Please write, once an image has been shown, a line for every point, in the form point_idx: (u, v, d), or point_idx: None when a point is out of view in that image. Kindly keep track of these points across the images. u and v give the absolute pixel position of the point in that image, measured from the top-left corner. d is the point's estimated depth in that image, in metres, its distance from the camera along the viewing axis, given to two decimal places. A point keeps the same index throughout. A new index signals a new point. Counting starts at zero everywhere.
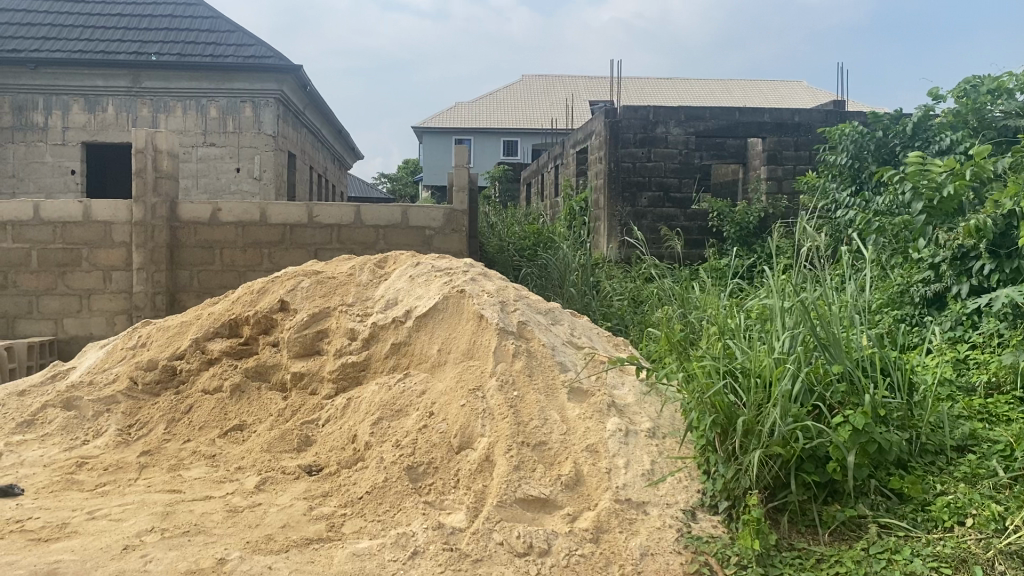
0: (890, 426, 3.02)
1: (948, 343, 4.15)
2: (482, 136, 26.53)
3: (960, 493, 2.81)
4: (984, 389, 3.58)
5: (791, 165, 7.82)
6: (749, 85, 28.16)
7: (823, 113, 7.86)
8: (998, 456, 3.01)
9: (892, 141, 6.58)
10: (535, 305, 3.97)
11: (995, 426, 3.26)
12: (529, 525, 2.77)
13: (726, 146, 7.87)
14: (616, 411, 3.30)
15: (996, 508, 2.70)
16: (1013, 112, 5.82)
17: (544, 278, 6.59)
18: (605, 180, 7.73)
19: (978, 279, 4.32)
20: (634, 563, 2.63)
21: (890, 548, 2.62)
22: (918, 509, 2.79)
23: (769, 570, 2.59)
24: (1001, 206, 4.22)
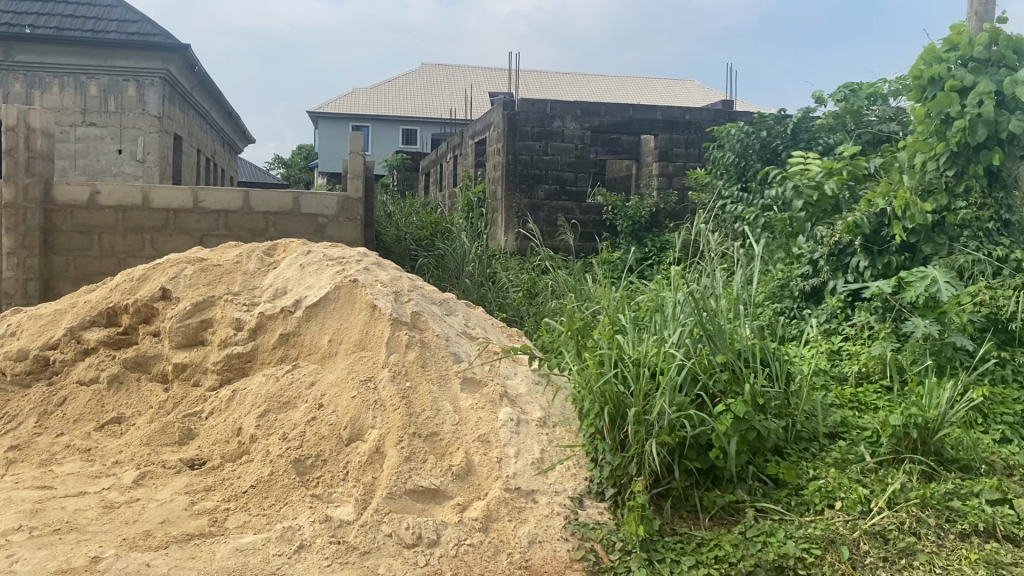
0: (767, 414, 3.15)
1: (824, 335, 4.31)
2: (380, 123, 26.20)
3: (830, 477, 2.97)
4: (856, 379, 3.76)
5: (681, 162, 8.00)
6: (644, 82, 28.74)
7: (713, 112, 8.12)
8: (866, 443, 3.19)
9: (774, 142, 6.78)
10: (429, 295, 3.95)
11: (864, 413, 3.45)
12: (418, 516, 2.75)
13: (621, 142, 8.09)
14: (508, 401, 3.33)
15: (862, 491, 2.86)
16: (887, 117, 6.34)
17: (440, 269, 6.53)
18: (502, 172, 7.73)
19: (852, 274, 4.54)
20: (522, 551, 2.66)
21: (765, 531, 2.73)
22: (792, 493, 2.93)
23: (653, 555, 2.66)
24: (874, 205, 4.58)
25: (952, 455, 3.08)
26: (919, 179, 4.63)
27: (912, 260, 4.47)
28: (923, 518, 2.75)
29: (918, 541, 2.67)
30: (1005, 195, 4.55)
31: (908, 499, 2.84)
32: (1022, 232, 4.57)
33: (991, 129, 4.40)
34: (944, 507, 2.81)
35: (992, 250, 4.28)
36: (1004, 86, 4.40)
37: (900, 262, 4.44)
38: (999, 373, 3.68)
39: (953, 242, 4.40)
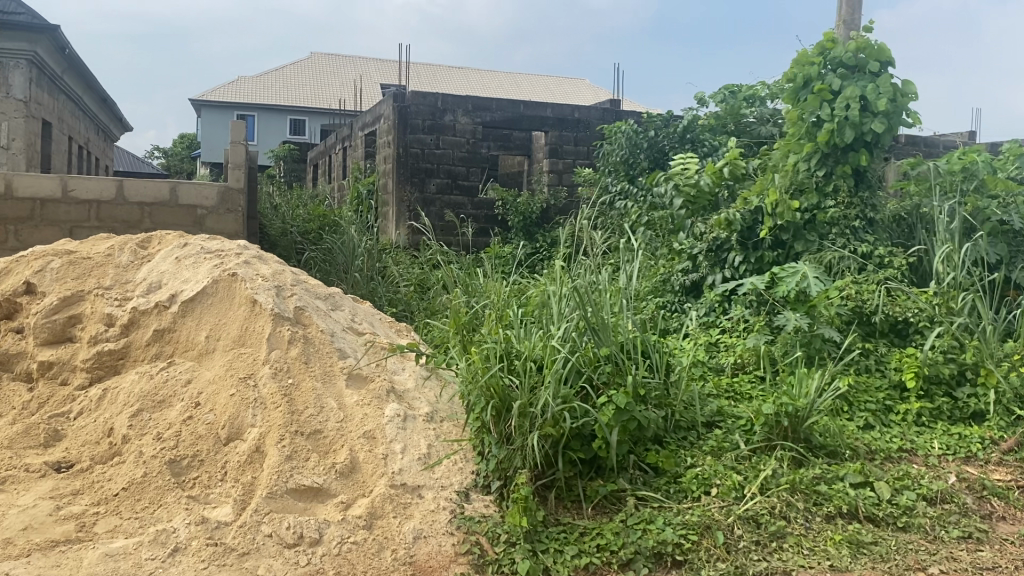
0: (648, 405, 3.24)
1: (702, 328, 4.45)
2: (267, 113, 25.51)
3: (706, 465, 3.08)
4: (732, 369, 3.92)
5: (570, 160, 8.14)
6: (536, 80, 29.02)
7: (601, 111, 8.28)
8: (740, 431, 3.33)
9: (662, 141, 6.79)
10: (314, 290, 3.88)
11: (739, 403, 3.59)
12: (300, 515, 2.70)
13: (513, 138, 8.09)
14: (394, 396, 3.30)
15: (736, 478, 2.98)
16: (764, 119, 6.71)
17: (328, 263, 6.40)
18: (393, 165, 7.62)
19: (730, 269, 4.72)
20: (407, 547, 2.65)
21: (645, 518, 2.81)
22: (671, 481, 3.03)
23: (537, 546, 2.69)
24: (750, 203, 4.79)
25: (820, 442, 3.24)
26: (792, 179, 4.83)
27: (784, 255, 4.69)
28: (793, 502, 2.89)
29: (788, 524, 2.80)
30: (869, 195, 4.82)
31: (779, 484, 2.98)
32: (884, 229, 4.84)
33: (857, 131, 4.65)
34: (812, 491, 2.96)
35: (858, 247, 4.52)
36: (868, 92, 4.63)
37: (773, 257, 4.66)
38: (864, 363, 3.90)
39: (823, 239, 4.65)
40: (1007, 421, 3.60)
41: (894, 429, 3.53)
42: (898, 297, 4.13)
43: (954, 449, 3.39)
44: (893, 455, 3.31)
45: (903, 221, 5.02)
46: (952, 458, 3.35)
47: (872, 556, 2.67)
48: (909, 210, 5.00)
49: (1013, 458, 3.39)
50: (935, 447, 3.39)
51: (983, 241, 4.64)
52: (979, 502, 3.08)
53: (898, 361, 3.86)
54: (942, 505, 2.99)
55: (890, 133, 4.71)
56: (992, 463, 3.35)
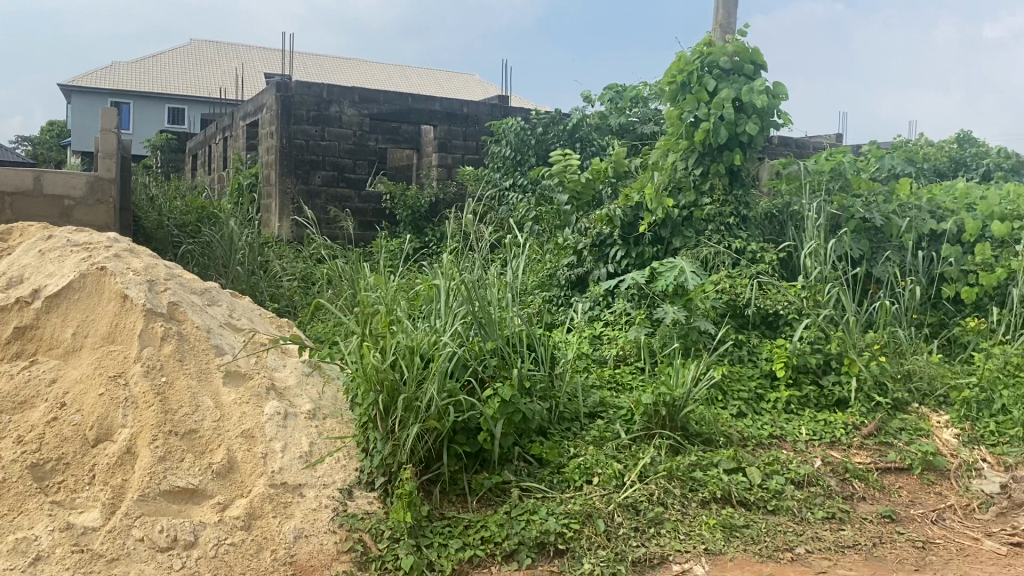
0: (533, 397, 3.28)
1: (587, 321, 4.52)
2: (143, 101, 24.43)
3: (589, 455, 3.15)
4: (614, 361, 4.01)
5: (459, 155, 8.06)
6: (425, 74, 28.84)
7: (489, 107, 8.30)
8: (621, 420, 3.42)
9: (551, 142, 6.78)
10: (190, 285, 3.76)
11: (620, 393, 3.69)
12: (174, 518, 2.61)
13: (401, 131, 8.05)
14: (274, 394, 3.23)
15: (617, 467, 3.06)
16: (647, 119, 6.88)
17: (207, 257, 6.18)
18: (276, 156, 7.40)
19: (613, 264, 4.85)
20: (287, 547, 2.60)
21: (529, 509, 2.84)
22: (554, 471, 3.08)
23: (421, 540, 2.69)
24: (631, 200, 4.93)
25: (696, 430, 3.36)
26: (670, 176, 5.00)
27: (664, 251, 4.85)
28: (670, 489, 2.98)
29: (665, 510, 2.89)
30: (743, 194, 5.02)
31: (657, 471, 3.07)
32: (756, 225, 5.07)
33: (732, 131, 4.84)
34: (688, 478, 3.06)
35: (732, 243, 4.71)
36: (743, 92, 4.80)
37: (653, 252, 4.79)
38: (738, 354, 4.06)
39: (699, 235, 4.82)
40: (868, 407, 3.82)
41: (765, 416, 3.70)
42: (770, 291, 4.32)
43: (820, 435, 3.58)
44: (764, 442, 3.47)
45: (774, 218, 5.24)
46: (818, 443, 3.53)
47: (743, 538, 2.79)
48: (781, 207, 5.22)
49: (872, 441, 3.60)
50: (803, 433, 3.57)
51: (847, 238, 4.91)
52: (842, 484, 3.27)
53: (768, 351, 4.03)
54: (808, 488, 3.15)
55: (763, 134, 4.94)
56: (854, 448, 3.55)
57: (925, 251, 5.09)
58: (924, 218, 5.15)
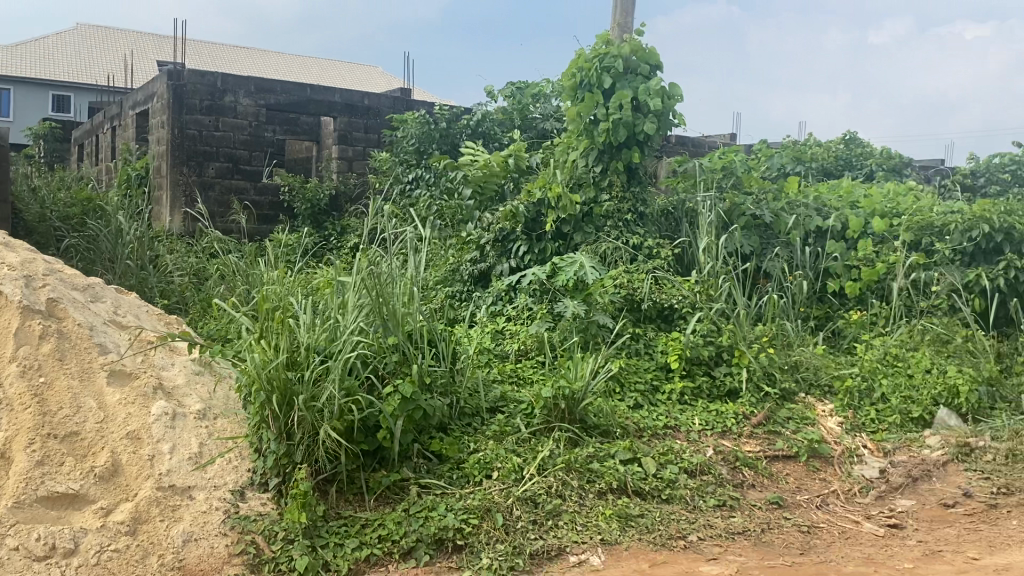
0: (433, 393, 3.26)
1: (489, 317, 4.52)
2: (25, 87, 23.19)
3: (488, 450, 3.15)
4: (515, 355, 4.02)
5: (360, 147, 7.99)
6: (327, 66, 28.34)
7: (391, 99, 8.21)
8: (522, 414, 3.44)
9: (455, 135, 6.79)
10: (71, 281, 3.60)
11: (521, 387, 3.71)
12: (53, 525, 2.48)
13: (299, 122, 7.91)
14: (162, 394, 3.11)
15: (516, 461, 3.08)
16: (549, 115, 6.92)
17: (92, 251, 5.91)
18: (166, 147, 7.13)
19: (516, 259, 4.87)
20: (175, 551, 2.51)
21: (428, 506, 2.82)
22: (454, 467, 3.07)
23: (316, 541, 2.64)
24: (533, 195, 4.92)
25: (594, 421, 3.41)
26: (571, 173, 5.07)
27: (565, 246, 4.90)
28: (568, 481, 3.02)
29: (563, 502, 2.92)
30: (640, 191, 5.13)
31: (556, 463, 3.10)
32: (652, 222, 5.19)
33: (630, 131, 4.94)
34: (586, 469, 3.11)
35: (629, 239, 4.81)
36: (640, 92, 4.91)
37: (554, 247, 4.86)
38: (635, 347, 4.14)
39: (599, 231, 4.88)
40: (757, 397, 3.95)
41: (660, 407, 3.78)
42: (665, 286, 4.42)
43: (712, 424, 3.69)
44: (659, 432, 3.55)
45: (671, 215, 5.36)
46: (710, 433, 3.63)
47: (638, 528, 2.85)
48: (676, 205, 5.35)
49: (761, 431, 3.73)
50: (696, 423, 3.67)
51: (738, 234, 5.07)
52: (733, 472, 3.37)
53: (664, 344, 4.12)
54: (700, 477, 3.23)
55: (660, 133, 5.05)
56: (744, 436, 3.67)
57: (811, 247, 5.30)
58: (810, 215, 5.36)
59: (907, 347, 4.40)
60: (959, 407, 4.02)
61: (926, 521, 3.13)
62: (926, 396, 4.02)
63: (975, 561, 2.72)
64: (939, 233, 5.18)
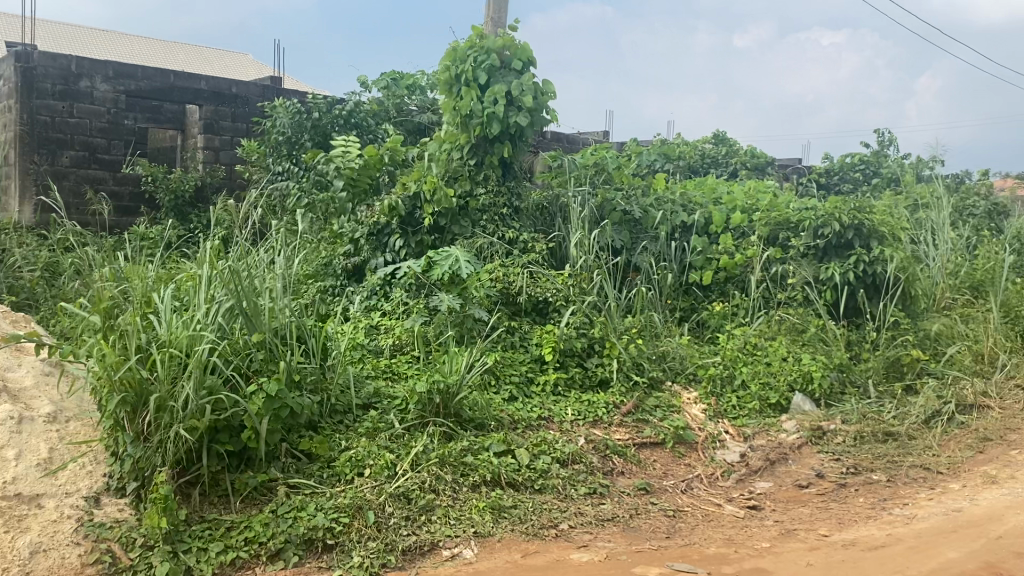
0: (303, 391, 3.19)
1: (363, 312, 4.45)
2: None
3: (360, 447, 3.11)
4: (390, 351, 3.97)
5: (228, 136, 7.77)
6: (193, 52, 27.24)
7: (260, 87, 7.98)
8: (396, 410, 3.40)
9: (328, 127, 6.49)
10: None
11: (395, 383, 3.68)
12: None
13: (163, 110, 7.51)
14: (7, 397, 2.96)
15: (388, 457, 3.04)
16: (425, 107, 6.93)
17: None
18: (14, 134, 6.66)
19: (390, 253, 4.83)
20: (22, 564, 2.35)
21: (297, 506, 2.75)
22: (325, 466, 3.02)
23: (177, 547, 2.54)
24: (407, 188, 4.88)
25: (469, 415, 3.42)
26: (446, 167, 5.03)
27: (441, 240, 4.89)
28: (441, 475, 3.01)
29: (436, 497, 2.91)
30: (514, 185, 5.19)
31: (429, 458, 3.09)
32: (527, 217, 5.25)
33: (503, 125, 4.95)
34: (460, 463, 3.11)
35: (504, 233, 4.86)
36: (513, 88, 4.95)
37: (431, 241, 4.83)
38: (510, 340, 4.18)
39: (474, 225, 4.91)
40: (627, 386, 4.06)
41: (533, 399, 3.83)
42: (539, 279, 4.47)
43: (584, 414, 3.77)
44: (533, 424, 3.59)
45: (545, 210, 5.44)
46: (582, 423, 3.71)
47: (511, 519, 2.88)
48: (550, 200, 5.43)
49: (631, 419, 3.84)
50: (568, 414, 3.74)
51: (609, 229, 5.19)
52: (603, 460, 3.45)
53: (539, 337, 4.18)
54: (572, 466, 3.30)
55: (532, 128, 5.12)
56: (614, 424, 3.77)
57: (678, 242, 5.48)
58: (676, 211, 5.55)
59: (765, 337, 4.61)
60: (812, 392, 4.28)
61: (782, 502, 3.30)
62: (783, 382, 4.25)
63: (826, 538, 2.88)
64: (794, 229, 5.45)
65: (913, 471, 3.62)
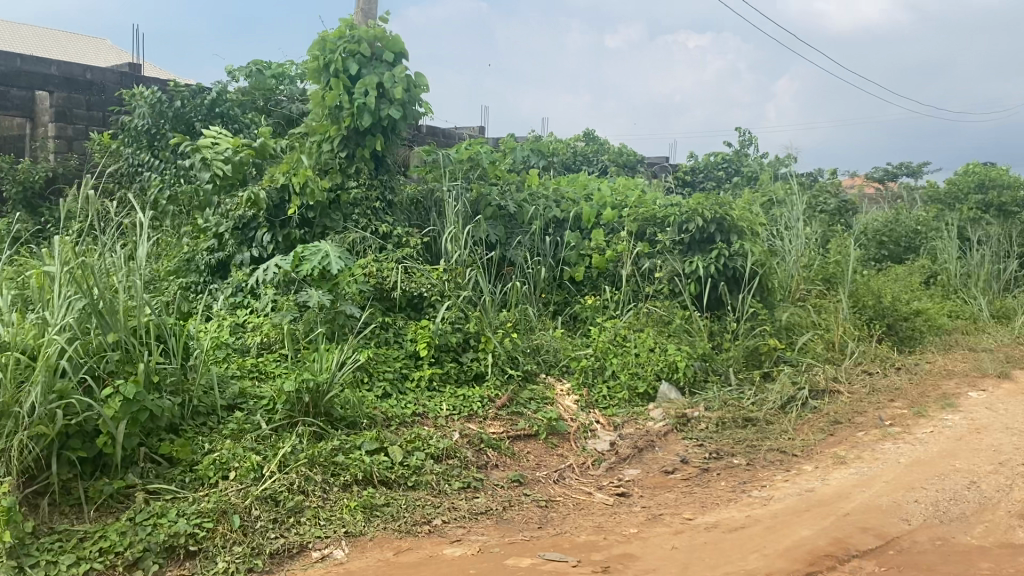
0: (163, 392, 3.05)
1: (229, 309, 4.30)
2: None
3: (224, 449, 3.00)
4: (258, 349, 3.85)
5: (82, 126, 7.25)
6: (45, 36, 25.61)
7: (118, 74, 7.57)
8: (263, 410, 3.30)
9: (190, 115, 6.27)
10: None
11: (263, 382, 3.57)
12: None
13: (10, 96, 6.91)
14: None
15: (255, 459, 2.95)
16: (295, 98, 6.79)
17: None
18: None
19: (258, 248, 4.69)
20: None
21: (156, 513, 2.63)
22: (187, 470, 2.90)
23: (24, 561, 2.38)
24: (276, 181, 4.76)
25: (340, 414, 3.36)
26: (316, 159, 4.91)
27: (312, 234, 4.81)
28: (311, 475, 2.94)
29: (306, 498, 2.85)
30: (387, 178, 5.14)
31: (298, 459, 3.01)
32: (400, 212, 5.20)
33: (375, 117, 4.87)
34: (330, 463, 3.05)
35: (377, 227, 4.80)
36: (385, 80, 4.88)
37: (300, 235, 4.74)
38: (383, 336, 4.12)
39: (346, 219, 4.83)
40: (502, 380, 4.08)
41: (408, 395, 3.79)
42: (413, 274, 4.44)
43: (459, 409, 3.77)
44: (407, 421, 3.56)
45: (419, 204, 5.40)
46: (457, 417, 3.71)
47: (384, 517, 2.84)
48: (424, 194, 5.40)
49: (505, 412, 3.87)
50: (443, 409, 3.73)
51: (484, 223, 5.21)
52: (477, 454, 3.46)
53: (413, 333, 4.15)
54: (446, 461, 3.29)
55: (405, 121, 5.07)
56: (489, 419, 3.79)
57: (551, 237, 5.57)
58: (549, 207, 5.67)
59: (635, 329, 4.74)
60: (678, 381, 4.44)
61: (649, 488, 3.40)
62: (650, 372, 4.38)
63: (690, 521, 2.99)
64: (660, 224, 5.62)
65: (771, 455, 3.81)
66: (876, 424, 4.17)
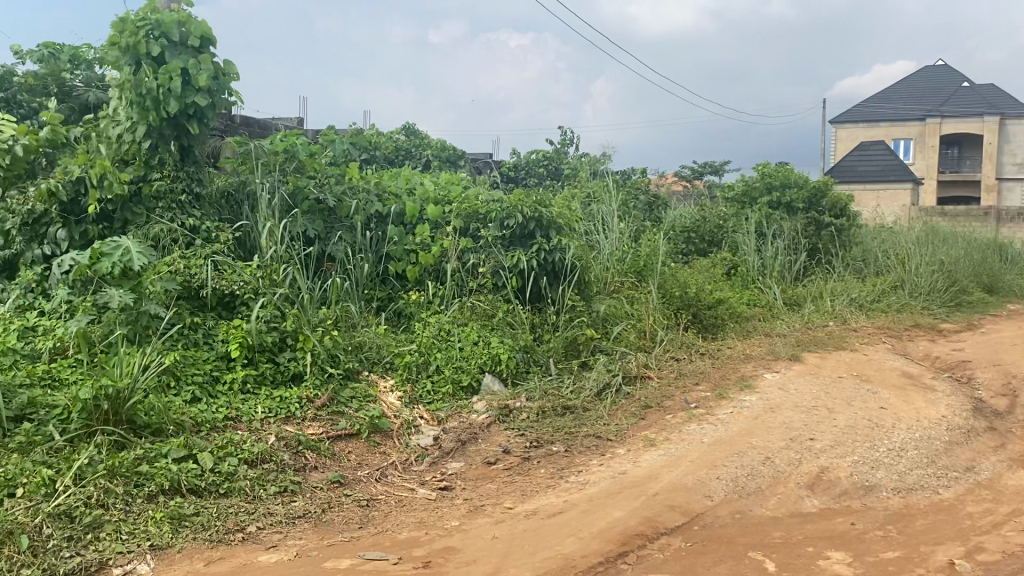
0: None
1: (17, 311, 3.95)
2: None
3: (11, 465, 2.75)
4: (49, 355, 3.57)
5: None
6: None
7: None
8: (56, 421, 3.05)
9: None
10: None
11: (56, 390, 3.30)
12: None
13: None
14: None
15: (47, 473, 2.72)
16: (88, 83, 6.20)
17: None
18: None
19: (49, 245, 4.35)
20: None
21: None
22: None
23: None
24: (69, 172, 4.42)
25: (144, 421, 3.16)
26: (114, 150, 4.64)
27: (110, 230, 4.54)
28: (111, 488, 2.76)
29: (106, 512, 2.66)
30: (195, 170, 4.88)
31: (95, 471, 2.81)
32: (209, 205, 4.96)
33: (181, 103, 4.58)
34: (133, 473, 2.87)
35: (184, 221, 4.57)
36: (190, 65, 4.61)
37: (98, 231, 4.47)
38: (191, 337, 3.92)
39: (149, 214, 4.57)
40: (321, 379, 3.99)
41: (220, 399, 3.63)
42: (224, 271, 4.25)
43: (275, 411, 3.65)
44: (219, 425, 3.41)
45: (231, 198, 5.16)
46: (273, 420, 3.59)
47: (193, 527, 2.71)
48: (236, 187, 5.16)
49: (325, 412, 3.78)
50: (258, 412, 3.60)
51: (301, 218, 5.06)
52: (295, 457, 3.36)
53: (224, 333, 3.97)
54: (262, 465, 3.17)
55: (213, 110, 4.82)
56: (307, 420, 3.69)
57: (373, 231, 5.49)
58: (370, 201, 5.54)
59: (458, 322, 4.78)
60: (501, 373, 4.52)
61: (472, 480, 3.43)
62: (473, 366, 4.43)
63: (510, 510, 3.04)
64: (483, 220, 5.66)
65: (588, 440, 3.94)
66: (683, 407, 4.41)
